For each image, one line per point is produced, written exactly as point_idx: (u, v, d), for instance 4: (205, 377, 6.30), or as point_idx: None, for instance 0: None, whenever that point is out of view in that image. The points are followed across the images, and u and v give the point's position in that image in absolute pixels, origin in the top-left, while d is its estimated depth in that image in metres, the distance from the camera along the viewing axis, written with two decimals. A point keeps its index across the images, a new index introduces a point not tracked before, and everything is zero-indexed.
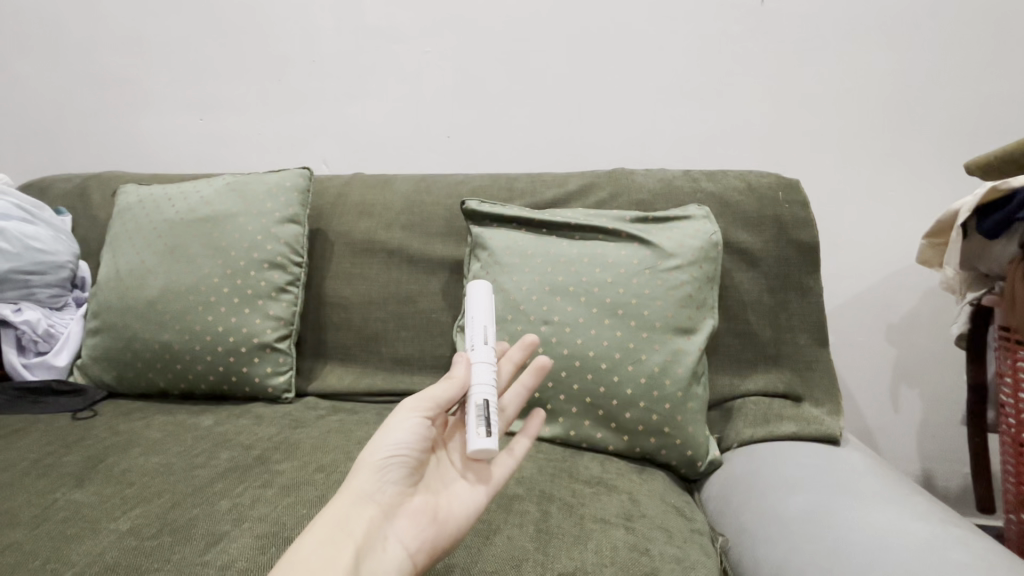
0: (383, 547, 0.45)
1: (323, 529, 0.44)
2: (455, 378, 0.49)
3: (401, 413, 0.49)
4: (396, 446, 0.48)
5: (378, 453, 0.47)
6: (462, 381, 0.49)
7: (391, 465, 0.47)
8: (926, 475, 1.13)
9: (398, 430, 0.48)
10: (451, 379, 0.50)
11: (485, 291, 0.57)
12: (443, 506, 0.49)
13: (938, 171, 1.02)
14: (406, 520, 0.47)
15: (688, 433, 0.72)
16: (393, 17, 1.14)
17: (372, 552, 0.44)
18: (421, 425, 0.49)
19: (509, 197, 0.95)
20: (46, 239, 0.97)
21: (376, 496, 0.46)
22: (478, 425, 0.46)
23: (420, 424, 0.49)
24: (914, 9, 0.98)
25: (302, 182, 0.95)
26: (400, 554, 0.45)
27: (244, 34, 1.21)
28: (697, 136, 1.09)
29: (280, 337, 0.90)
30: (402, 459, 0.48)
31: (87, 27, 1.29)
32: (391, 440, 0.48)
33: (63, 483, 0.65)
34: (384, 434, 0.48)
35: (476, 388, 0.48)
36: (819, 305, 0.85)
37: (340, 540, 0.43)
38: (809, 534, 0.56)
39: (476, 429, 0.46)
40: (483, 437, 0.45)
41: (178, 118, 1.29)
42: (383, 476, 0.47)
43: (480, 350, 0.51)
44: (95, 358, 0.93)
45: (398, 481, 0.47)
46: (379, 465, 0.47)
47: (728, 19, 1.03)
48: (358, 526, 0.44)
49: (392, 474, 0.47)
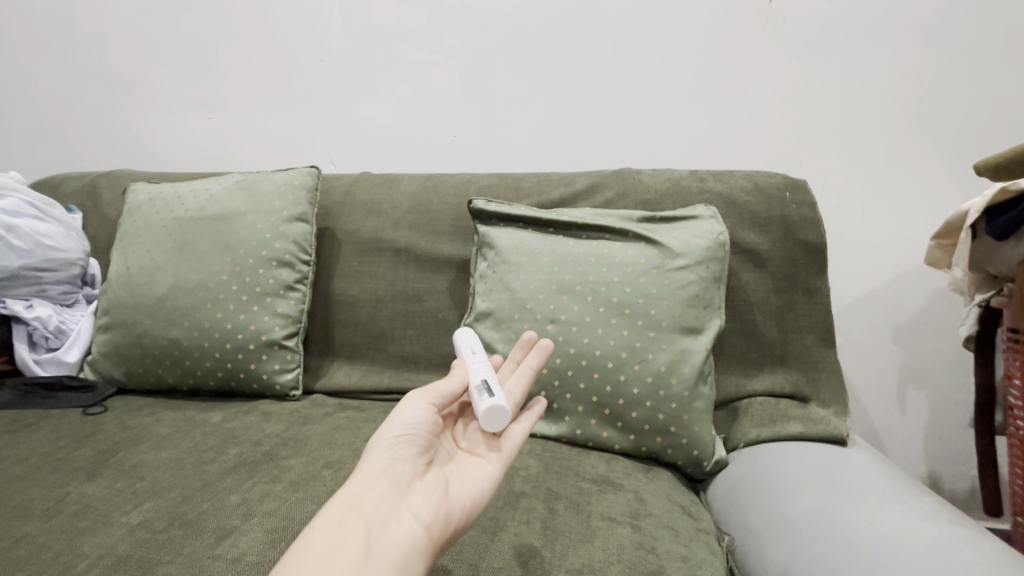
0: (398, 519, 0.43)
1: (334, 509, 0.43)
2: (455, 375, 0.54)
3: (408, 401, 0.51)
4: (405, 424, 0.49)
5: (387, 434, 0.48)
6: (464, 377, 0.54)
7: (401, 444, 0.48)
8: (934, 476, 1.12)
9: (404, 413, 0.50)
10: (453, 375, 0.55)
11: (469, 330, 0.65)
12: (455, 483, 0.48)
13: (947, 172, 1.02)
14: (418, 496, 0.46)
15: (694, 433, 0.72)
16: (401, 17, 1.14)
17: (386, 525, 0.43)
18: (427, 405, 0.51)
19: (516, 196, 0.96)
20: (57, 236, 0.98)
21: (388, 473, 0.46)
22: (480, 394, 0.50)
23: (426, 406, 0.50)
24: (924, 9, 0.98)
25: (310, 181, 0.96)
26: (415, 526, 0.44)
27: (253, 35, 1.22)
28: (705, 137, 1.09)
29: (287, 335, 0.90)
30: (411, 438, 0.49)
31: (98, 26, 1.30)
32: (399, 421, 0.49)
33: (75, 477, 0.65)
34: (392, 418, 0.50)
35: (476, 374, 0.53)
36: (826, 305, 0.85)
37: (352, 518, 0.43)
38: (817, 533, 0.56)
39: (483, 396, 0.49)
40: (490, 399, 0.49)
41: (188, 118, 1.30)
42: (392, 455, 0.47)
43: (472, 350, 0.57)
44: (105, 354, 0.93)
45: (408, 460, 0.48)
46: (389, 444, 0.48)
47: (737, 19, 1.03)
48: (370, 502, 0.44)
49: (402, 453, 0.48)
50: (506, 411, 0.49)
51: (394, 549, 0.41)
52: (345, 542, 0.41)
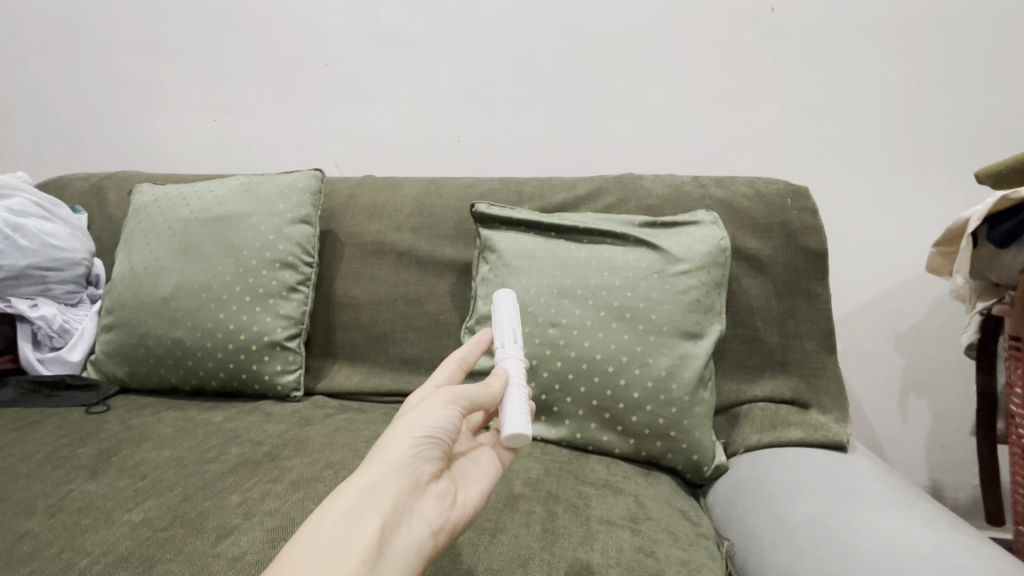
0: (409, 523, 0.43)
1: (348, 499, 0.41)
2: (491, 387, 0.49)
3: (435, 397, 0.47)
4: (433, 426, 0.46)
5: (413, 430, 0.45)
6: (499, 389, 0.49)
7: (426, 445, 0.45)
8: (935, 484, 1.12)
9: (435, 412, 0.46)
10: (487, 388, 0.49)
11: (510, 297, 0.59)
12: (461, 490, 0.48)
13: (948, 180, 1.02)
14: (430, 501, 0.45)
15: (693, 437, 0.72)
16: (406, 22, 1.15)
17: (398, 527, 0.42)
18: (456, 413, 0.47)
19: (518, 201, 0.96)
20: (63, 236, 0.99)
21: (408, 473, 0.44)
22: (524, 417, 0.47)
23: (455, 408, 0.47)
24: (925, 18, 0.98)
25: (314, 184, 0.96)
26: (424, 533, 0.44)
27: (260, 39, 1.23)
28: (706, 142, 1.09)
29: (290, 336, 0.91)
30: (436, 441, 0.46)
31: (107, 29, 1.31)
32: (428, 419, 0.46)
33: (78, 475, 0.66)
34: (417, 412, 0.46)
35: (512, 381, 0.50)
36: (828, 311, 0.85)
37: (369, 512, 0.41)
38: (817, 539, 0.56)
39: (513, 414, 0.47)
40: (517, 424, 0.46)
41: (194, 120, 1.31)
42: (416, 454, 0.45)
43: (506, 350, 0.53)
44: (108, 353, 0.94)
45: (428, 462, 0.46)
46: (415, 442, 0.45)
47: (739, 26, 1.04)
48: (387, 499, 0.42)
49: (425, 454, 0.45)
50: (528, 438, 0.47)
51: (403, 555, 0.42)
52: (358, 538, 0.40)
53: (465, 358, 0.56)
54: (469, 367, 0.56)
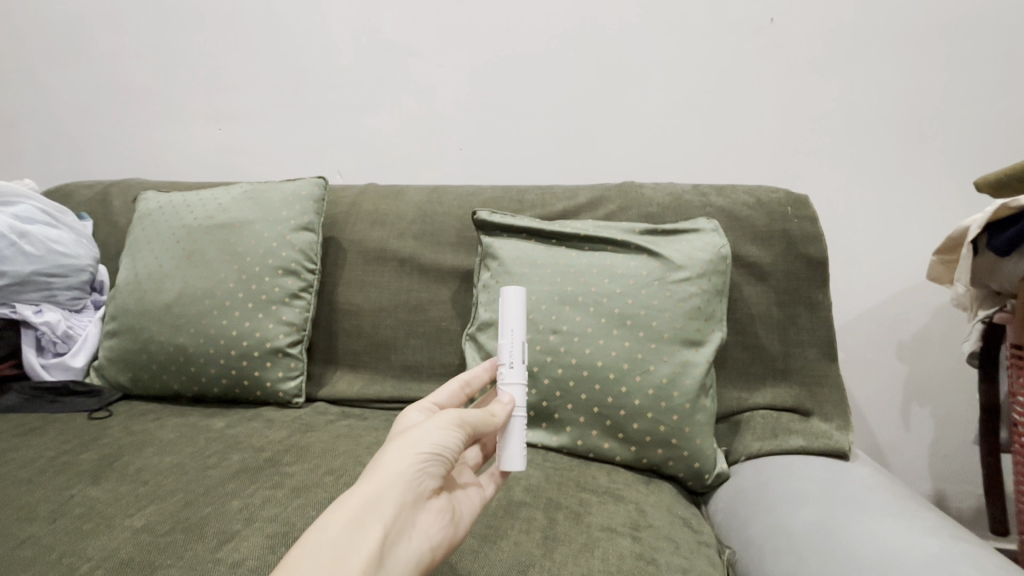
0: (409, 536, 0.43)
1: (352, 506, 0.40)
2: (495, 415, 0.49)
3: (440, 416, 0.47)
4: (439, 443, 0.45)
5: (420, 445, 0.44)
6: (503, 418, 0.50)
7: (433, 461, 0.45)
8: (939, 494, 1.11)
9: (444, 430, 0.46)
10: (492, 417, 0.49)
11: (520, 297, 0.54)
12: (457, 506, 0.48)
13: (949, 188, 1.03)
14: (428, 516, 0.45)
15: (695, 445, 0.72)
16: (409, 32, 1.17)
17: (398, 538, 0.42)
18: (461, 433, 0.47)
19: (519, 209, 0.97)
20: (68, 243, 1.00)
21: (411, 486, 0.43)
22: (519, 453, 0.51)
23: (460, 430, 0.47)
24: (923, 29, 0.99)
25: (317, 191, 0.97)
26: (422, 548, 0.43)
27: (265, 49, 1.25)
28: (707, 153, 1.10)
29: (291, 342, 0.91)
30: (440, 458, 0.45)
31: (115, 40, 1.33)
32: (436, 436, 0.45)
33: (80, 480, 0.66)
34: (424, 427, 0.46)
35: (516, 414, 0.51)
36: (828, 319, 0.85)
37: (372, 521, 0.40)
38: (819, 547, 0.56)
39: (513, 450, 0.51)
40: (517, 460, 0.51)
41: (199, 128, 1.32)
42: (421, 469, 0.44)
43: (509, 373, 0.53)
44: (111, 359, 0.94)
45: (431, 477, 0.45)
46: (421, 458, 0.44)
47: (739, 36, 1.05)
48: (389, 510, 0.41)
49: (428, 470, 0.45)
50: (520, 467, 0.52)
51: (400, 567, 0.41)
52: (360, 547, 0.39)
53: (469, 381, 0.58)
54: (471, 391, 0.58)
